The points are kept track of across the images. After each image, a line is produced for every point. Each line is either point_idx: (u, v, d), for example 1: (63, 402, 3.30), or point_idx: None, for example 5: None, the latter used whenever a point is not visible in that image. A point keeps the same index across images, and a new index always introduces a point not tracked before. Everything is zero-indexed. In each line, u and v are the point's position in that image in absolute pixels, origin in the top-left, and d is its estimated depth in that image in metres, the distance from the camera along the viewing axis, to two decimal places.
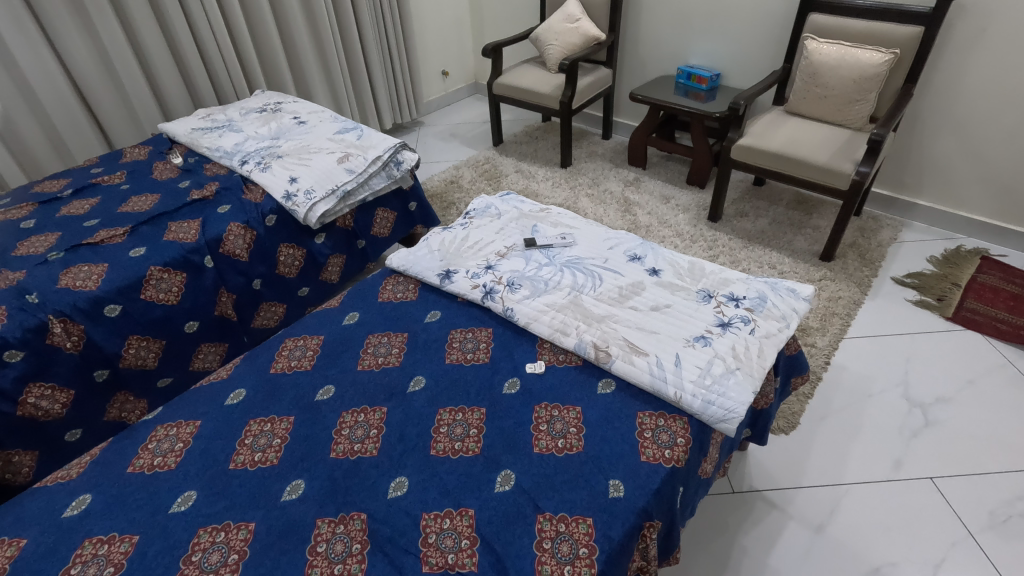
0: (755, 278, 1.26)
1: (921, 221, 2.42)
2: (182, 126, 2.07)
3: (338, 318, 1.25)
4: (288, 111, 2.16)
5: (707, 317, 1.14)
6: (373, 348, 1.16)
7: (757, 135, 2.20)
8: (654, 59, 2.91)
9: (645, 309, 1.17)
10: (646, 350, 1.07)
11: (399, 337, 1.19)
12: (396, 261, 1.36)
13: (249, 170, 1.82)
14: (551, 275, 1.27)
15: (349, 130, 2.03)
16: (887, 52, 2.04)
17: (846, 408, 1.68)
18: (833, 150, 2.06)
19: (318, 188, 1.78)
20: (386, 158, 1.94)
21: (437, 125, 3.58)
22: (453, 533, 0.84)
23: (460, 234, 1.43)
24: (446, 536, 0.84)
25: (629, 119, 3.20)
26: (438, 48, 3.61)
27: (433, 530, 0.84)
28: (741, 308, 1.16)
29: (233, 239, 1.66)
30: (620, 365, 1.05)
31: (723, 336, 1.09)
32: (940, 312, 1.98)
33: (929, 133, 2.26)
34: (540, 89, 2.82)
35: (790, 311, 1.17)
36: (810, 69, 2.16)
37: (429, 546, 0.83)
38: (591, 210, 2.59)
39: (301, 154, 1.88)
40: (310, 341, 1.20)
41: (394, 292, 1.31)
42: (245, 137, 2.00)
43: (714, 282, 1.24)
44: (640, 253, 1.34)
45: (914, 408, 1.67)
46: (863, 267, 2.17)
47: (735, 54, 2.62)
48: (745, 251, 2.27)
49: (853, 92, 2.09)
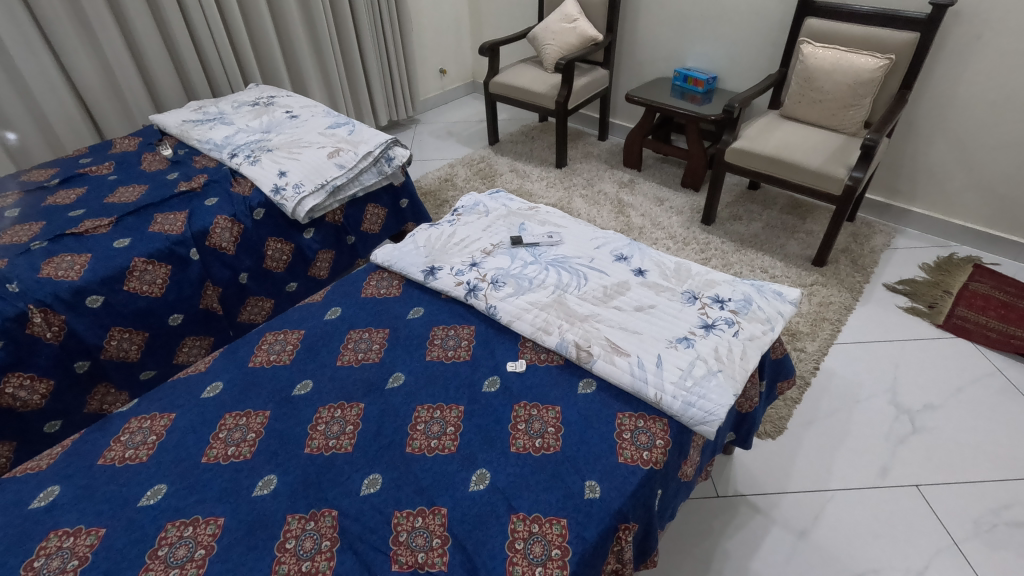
0: (742, 281, 1.25)
1: (914, 228, 2.41)
2: (173, 118, 2.06)
3: (320, 313, 1.24)
4: (281, 105, 2.15)
5: (691, 318, 1.13)
6: (353, 344, 1.15)
7: (751, 139, 2.19)
8: (650, 61, 2.91)
9: (630, 309, 1.16)
10: (629, 350, 1.06)
11: (381, 333, 1.17)
12: (381, 256, 1.35)
13: (238, 163, 1.80)
14: (535, 273, 1.25)
15: (342, 125, 2.02)
16: (882, 57, 2.03)
17: (833, 414, 1.67)
18: (827, 154, 2.05)
19: (307, 182, 1.76)
20: (378, 154, 1.93)
21: (433, 123, 3.58)
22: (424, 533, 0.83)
23: (447, 231, 1.42)
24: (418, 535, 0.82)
25: (625, 121, 3.19)
26: (435, 47, 3.60)
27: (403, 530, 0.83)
28: (725, 310, 1.15)
29: (220, 231, 1.65)
30: (601, 365, 1.04)
31: (706, 338, 1.08)
32: (931, 319, 1.97)
33: (924, 140, 2.25)
34: (536, 88, 2.82)
35: (775, 314, 1.16)
36: (804, 73, 2.16)
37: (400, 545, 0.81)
38: (585, 211, 2.58)
39: (291, 147, 1.87)
40: (290, 335, 1.19)
41: (378, 287, 1.30)
42: (236, 130, 1.98)
43: (700, 283, 1.22)
44: (627, 253, 1.32)
45: (901, 414, 1.66)
46: (855, 273, 2.17)
47: (731, 57, 2.62)
48: (737, 254, 2.27)
49: (848, 97, 2.08)
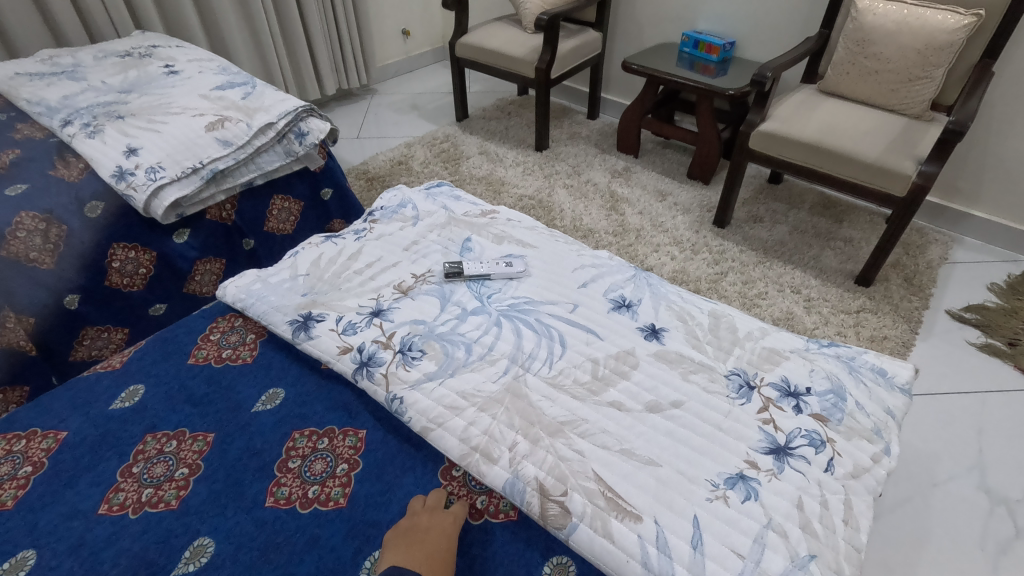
0: (818, 350, 0.76)
1: (974, 237, 1.94)
2: (6, 70, 1.49)
3: (105, 397, 0.72)
4: (160, 57, 1.58)
5: (746, 433, 0.63)
6: (142, 469, 0.64)
7: (784, 119, 1.69)
8: (652, 23, 2.39)
9: (638, 409, 0.65)
10: (638, 505, 0.56)
11: (198, 443, 0.67)
12: (234, 292, 0.84)
13: (71, 133, 1.25)
14: (478, 333, 0.74)
15: (236, 86, 1.46)
16: (965, 14, 1.53)
17: (903, 505, 1.20)
18: (886, 143, 1.56)
19: (169, 165, 1.22)
20: (283, 127, 1.39)
21: (393, 94, 3.02)
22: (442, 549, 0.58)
23: (348, 248, 0.91)
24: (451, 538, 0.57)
25: (619, 96, 2.67)
26: (397, 2, 3.03)
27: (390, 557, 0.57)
28: (804, 414, 0.65)
29: (25, 236, 1.10)
30: (587, 537, 0.55)
31: (778, 479, 0.59)
32: (1013, 361, 1.51)
33: (1000, 126, 1.77)
34: (512, 51, 2.28)
35: (885, 419, 0.67)
36: (858, 34, 1.66)
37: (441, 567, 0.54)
38: (569, 205, 2.07)
39: (154, 113, 1.32)
40: (37, 442, 0.67)
41: (220, 348, 0.79)
42: (85, 87, 1.42)
43: (753, 358, 0.72)
44: (630, 295, 0.82)
45: (997, 506, 1.20)
46: (910, 295, 1.69)
47: (754, 17, 2.11)
48: (760, 268, 1.78)
49: (915, 66, 1.58)
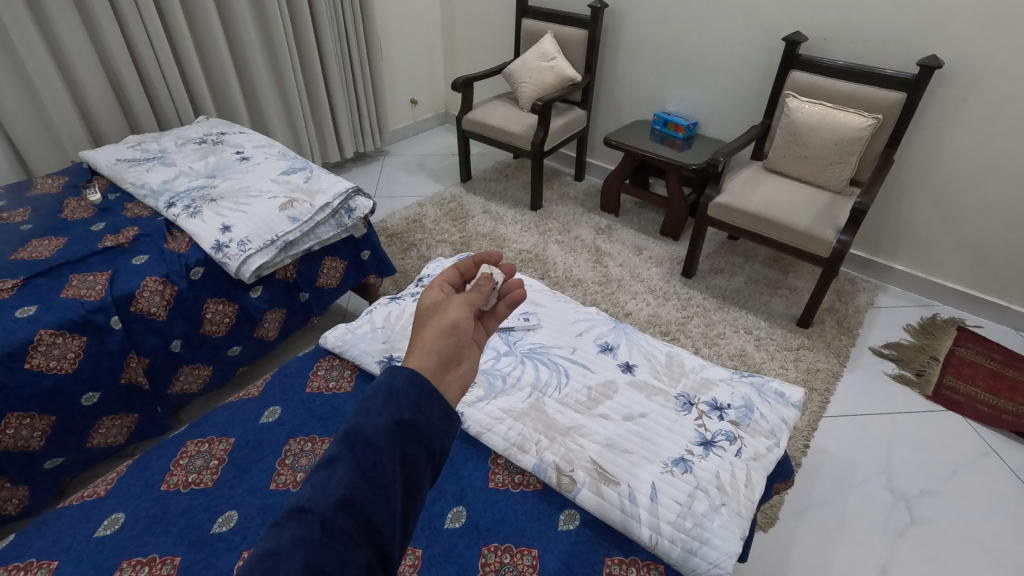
0: (740, 379, 1.12)
1: (896, 285, 2.35)
2: (107, 156, 1.84)
3: (255, 415, 1.05)
4: (230, 144, 1.95)
5: (686, 433, 0.98)
6: (291, 460, 0.97)
7: (735, 192, 2.10)
8: (629, 102, 2.82)
9: (618, 418, 1.00)
10: (618, 476, 0.90)
11: (326, 443, 0.99)
12: (332, 340, 1.18)
13: (176, 213, 1.59)
14: (510, 368, 1.09)
15: (297, 170, 1.83)
16: (869, 116, 1.97)
17: (826, 502, 1.55)
18: (814, 214, 1.96)
19: (254, 238, 1.56)
20: (336, 205, 1.74)
21: (403, 155, 3.42)
22: (467, 323, 0.70)
23: (410, 307, 1.26)
24: (455, 306, 0.71)
25: (602, 161, 3.09)
26: (406, 76, 3.47)
27: (470, 350, 0.73)
28: (725, 420, 1.01)
29: (148, 295, 1.43)
30: (586, 496, 0.88)
31: (705, 460, 0.93)
32: (919, 388, 1.89)
33: (908, 197, 2.19)
34: (511, 128, 2.69)
35: (779, 424, 1.02)
36: (790, 127, 2.09)
37: (423, 317, 0.70)
38: (561, 258, 2.44)
39: (238, 196, 1.67)
40: (217, 445, 1.00)
41: (326, 380, 1.12)
42: (176, 172, 1.76)
43: (695, 384, 1.08)
44: (612, 341, 1.18)
45: (898, 502, 1.55)
46: (841, 335, 2.08)
47: (712, 103, 2.55)
48: (720, 312, 2.16)
49: (835, 154, 2.01)
